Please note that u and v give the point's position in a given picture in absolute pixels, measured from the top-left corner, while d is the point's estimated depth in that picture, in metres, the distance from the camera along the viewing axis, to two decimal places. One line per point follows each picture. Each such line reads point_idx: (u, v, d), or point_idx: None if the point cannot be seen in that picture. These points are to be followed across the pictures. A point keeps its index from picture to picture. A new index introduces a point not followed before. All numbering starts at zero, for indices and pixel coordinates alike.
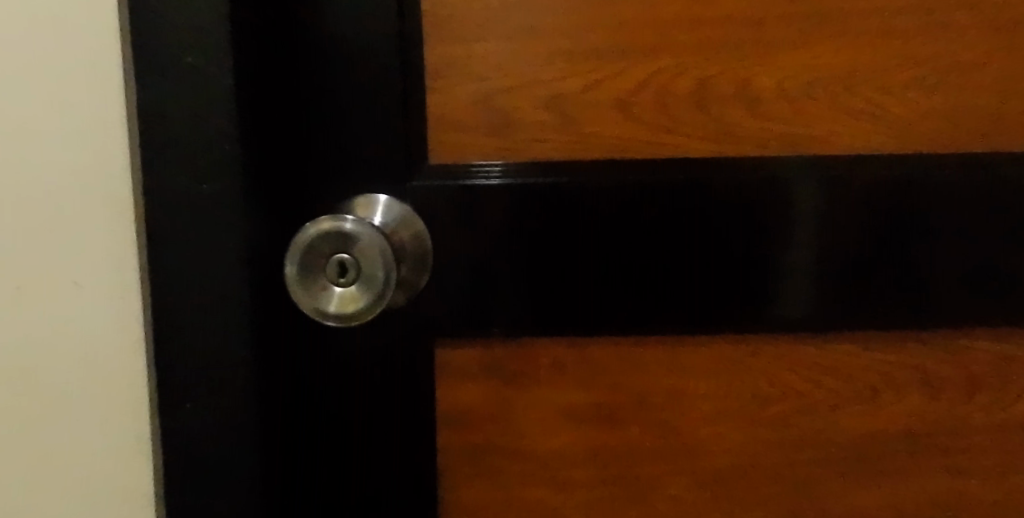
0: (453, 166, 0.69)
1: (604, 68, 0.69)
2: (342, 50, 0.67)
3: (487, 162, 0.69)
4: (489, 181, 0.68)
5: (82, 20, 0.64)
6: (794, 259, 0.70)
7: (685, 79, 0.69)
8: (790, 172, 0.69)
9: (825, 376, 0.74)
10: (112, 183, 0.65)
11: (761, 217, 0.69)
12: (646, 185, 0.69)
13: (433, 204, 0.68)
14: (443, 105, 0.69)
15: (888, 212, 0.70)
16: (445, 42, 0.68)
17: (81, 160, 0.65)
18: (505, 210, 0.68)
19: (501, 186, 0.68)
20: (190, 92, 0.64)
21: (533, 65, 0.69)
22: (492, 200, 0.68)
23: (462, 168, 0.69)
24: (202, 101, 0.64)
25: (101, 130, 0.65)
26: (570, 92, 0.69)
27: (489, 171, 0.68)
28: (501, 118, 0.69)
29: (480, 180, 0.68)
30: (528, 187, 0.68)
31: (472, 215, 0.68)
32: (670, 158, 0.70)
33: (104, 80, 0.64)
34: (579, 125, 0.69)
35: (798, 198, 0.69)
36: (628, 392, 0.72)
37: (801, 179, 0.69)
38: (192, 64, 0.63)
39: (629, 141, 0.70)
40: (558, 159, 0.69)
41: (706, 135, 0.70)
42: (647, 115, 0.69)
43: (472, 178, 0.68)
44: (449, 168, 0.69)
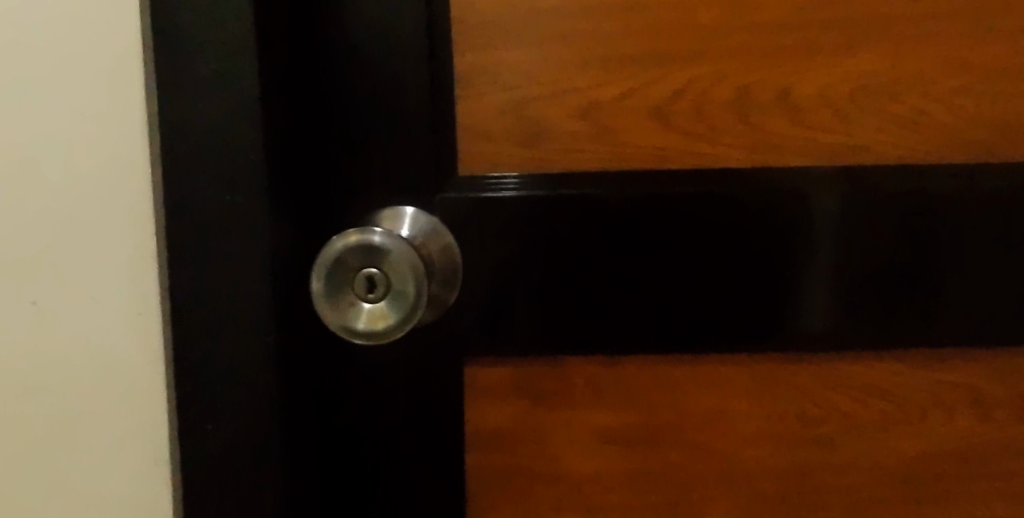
0: (480, 177, 0.66)
1: (641, 75, 0.66)
2: (369, 59, 0.65)
3: (501, 175, 0.66)
4: (503, 193, 0.65)
5: (104, 23, 0.61)
6: (816, 275, 0.67)
7: (724, 87, 0.67)
8: (809, 185, 0.66)
9: (872, 397, 0.70)
10: (132, 194, 0.62)
11: (797, 232, 0.66)
12: (671, 197, 0.66)
13: (461, 216, 0.65)
14: (473, 114, 0.66)
15: (923, 224, 0.67)
16: (475, 49, 0.66)
17: (99, 170, 0.62)
18: (535, 223, 0.66)
19: (515, 199, 0.65)
20: (213, 99, 0.61)
21: (567, 73, 0.66)
22: (507, 213, 0.65)
23: (491, 179, 0.66)
24: (226, 108, 0.61)
25: (119, 137, 0.62)
26: (605, 99, 0.67)
27: (504, 184, 0.66)
28: (533, 127, 0.66)
29: (493, 192, 0.65)
30: (545, 200, 0.65)
31: (507, 229, 0.66)
32: (709, 169, 0.67)
33: (123, 85, 0.61)
34: (614, 134, 0.67)
35: (816, 212, 0.66)
36: (666, 413, 0.69)
37: (819, 191, 0.66)
38: (216, 70, 0.61)
39: (666, 151, 0.67)
40: (592, 170, 0.67)
41: (746, 145, 0.67)
42: (685, 124, 0.67)
43: (487, 190, 0.66)
44: (475, 180, 0.66)
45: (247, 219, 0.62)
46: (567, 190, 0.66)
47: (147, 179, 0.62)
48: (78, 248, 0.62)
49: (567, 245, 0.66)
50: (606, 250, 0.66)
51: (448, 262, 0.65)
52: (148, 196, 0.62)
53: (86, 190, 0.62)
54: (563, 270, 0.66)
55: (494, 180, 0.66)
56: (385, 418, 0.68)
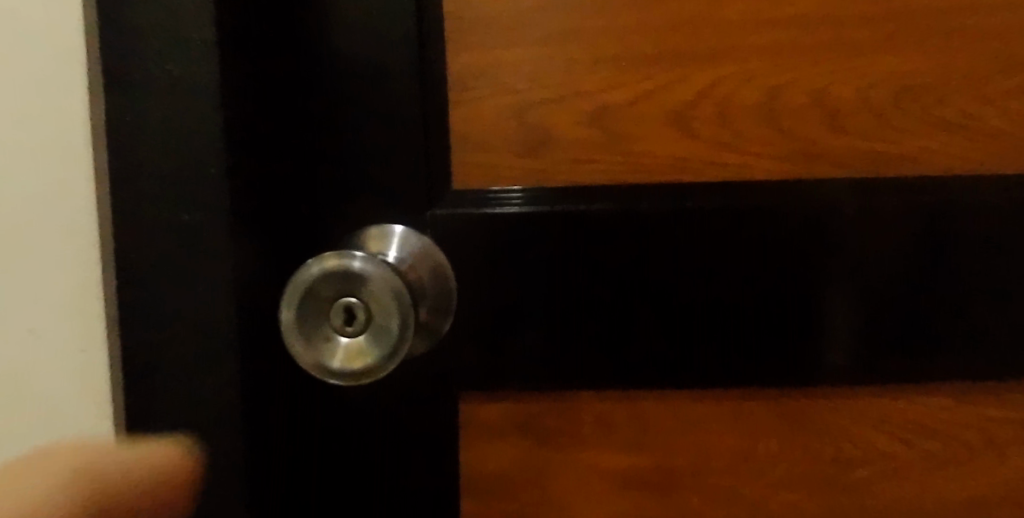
0: (481, 192, 0.59)
1: (656, 76, 0.59)
2: (349, 60, 0.58)
3: (505, 189, 0.59)
4: (506, 208, 0.58)
5: (40, 25, 0.55)
6: (834, 299, 0.59)
7: (752, 89, 0.59)
8: (832, 194, 0.59)
9: (916, 437, 0.62)
10: (73, 218, 0.56)
11: (828, 252, 0.59)
12: (683, 209, 0.58)
13: (456, 235, 0.58)
14: (468, 121, 0.59)
15: (970, 240, 0.59)
16: (469, 49, 0.59)
17: (35, 189, 0.56)
18: (535, 243, 0.58)
19: (518, 215, 0.58)
20: (168, 105, 0.55)
21: (573, 74, 0.59)
22: (511, 232, 0.58)
23: (489, 193, 0.59)
24: (181, 115, 0.55)
25: (57, 151, 0.56)
26: (616, 104, 0.59)
27: (508, 199, 0.59)
28: (537, 136, 0.59)
29: (496, 208, 0.58)
30: (551, 215, 0.58)
31: (507, 250, 0.58)
32: (734, 182, 0.59)
33: (62, 93, 0.55)
34: (627, 142, 0.59)
35: (844, 223, 0.59)
36: (685, 455, 0.62)
37: (846, 204, 0.58)
38: (173, 75, 0.55)
39: (687, 162, 0.59)
40: (603, 183, 0.59)
41: (778, 154, 0.60)
42: (708, 131, 0.59)
43: (489, 206, 0.59)
44: (473, 195, 0.59)
45: (211, 240, 0.56)
46: (576, 205, 0.58)
47: (90, 201, 0.56)
48: (15, 276, 0.56)
49: (576, 267, 0.59)
50: (618, 273, 0.59)
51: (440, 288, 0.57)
52: (93, 220, 0.56)
53: (26, 212, 0.56)
54: (570, 295, 0.59)
55: (495, 195, 0.59)
56: (369, 460, 0.60)
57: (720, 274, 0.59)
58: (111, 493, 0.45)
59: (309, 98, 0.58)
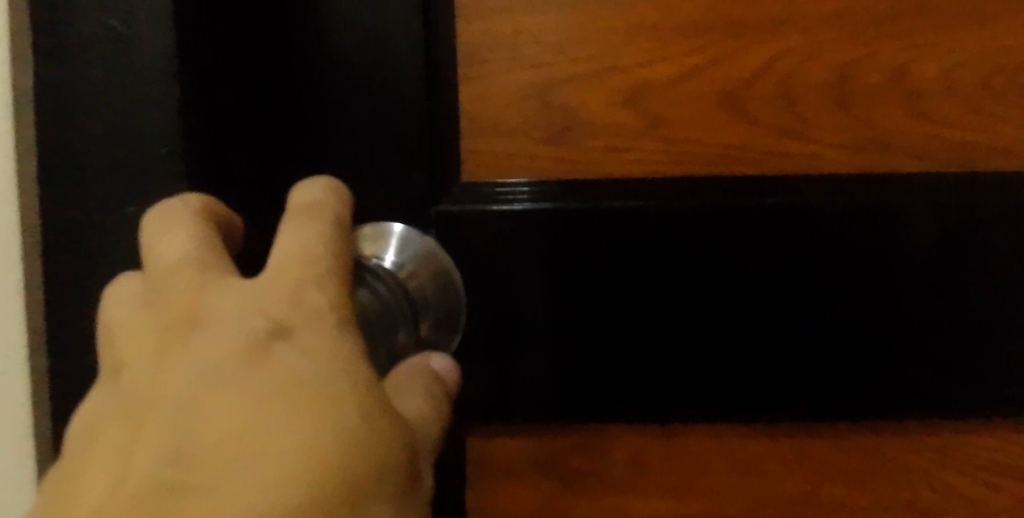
0: (490, 186, 0.50)
1: (705, 49, 0.50)
2: (335, 32, 0.47)
3: (518, 182, 0.50)
4: (517, 206, 0.49)
5: None
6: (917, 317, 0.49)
7: (818, 65, 0.50)
8: (911, 191, 0.49)
9: (1008, 481, 0.52)
10: None
11: (907, 259, 0.49)
12: (731, 208, 0.49)
13: (460, 236, 0.49)
14: (481, 100, 0.50)
15: None
16: (485, 15, 0.50)
17: None
18: (554, 247, 0.49)
19: (533, 213, 0.49)
20: (111, 72, 0.42)
21: (605, 46, 0.50)
22: (523, 233, 0.49)
23: (501, 187, 0.50)
24: (126, 82, 0.42)
25: None
26: (656, 82, 0.50)
27: (519, 194, 0.49)
28: (563, 118, 0.50)
29: (507, 205, 0.49)
30: (573, 214, 0.49)
31: (519, 256, 0.49)
32: (796, 176, 0.50)
33: None
34: (668, 127, 0.50)
35: (927, 225, 0.49)
36: (735, 502, 0.52)
37: (931, 204, 0.49)
38: (116, 29, 0.42)
39: (740, 151, 0.50)
40: (641, 175, 0.50)
41: (847, 142, 0.50)
42: (766, 116, 0.50)
43: (498, 202, 0.49)
44: (483, 189, 0.50)
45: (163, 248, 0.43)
46: (607, 203, 0.49)
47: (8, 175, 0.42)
48: None
49: (606, 277, 0.49)
50: (657, 285, 0.49)
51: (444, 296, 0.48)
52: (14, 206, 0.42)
53: None
54: (600, 310, 0.49)
55: (506, 189, 0.50)
56: None
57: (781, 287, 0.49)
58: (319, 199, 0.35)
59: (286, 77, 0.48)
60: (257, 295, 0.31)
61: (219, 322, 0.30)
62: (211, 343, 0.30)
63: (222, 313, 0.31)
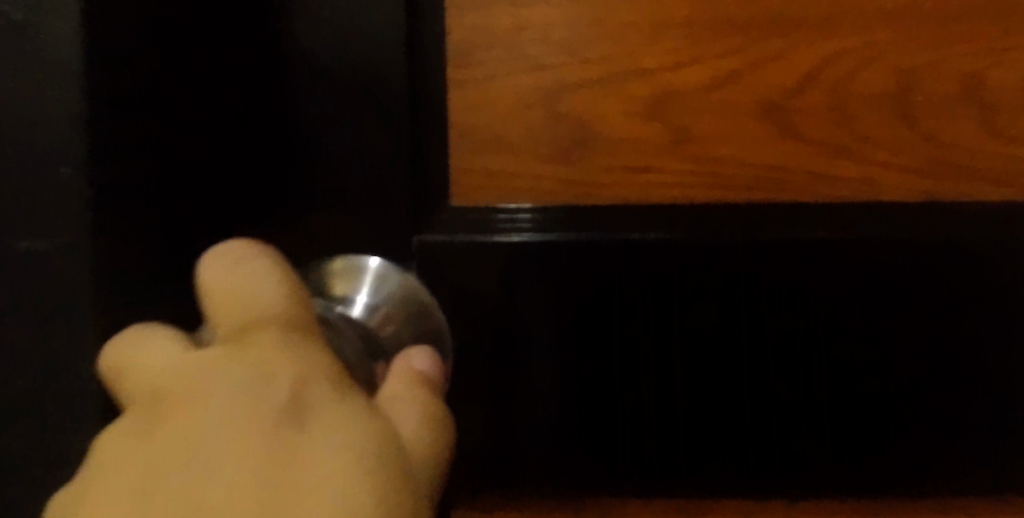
0: (488, 211, 0.42)
1: (745, 49, 0.41)
2: (313, 34, 0.40)
3: (520, 207, 0.41)
4: (520, 237, 0.41)
5: None
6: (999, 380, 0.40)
7: (880, 70, 0.41)
8: (991, 227, 0.41)
9: None
10: None
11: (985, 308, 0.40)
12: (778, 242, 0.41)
13: (451, 274, 0.41)
14: (473, 109, 0.41)
15: None
16: (480, 7, 0.41)
17: None
18: (564, 287, 0.41)
19: (539, 245, 0.41)
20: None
21: (624, 45, 0.41)
22: (527, 270, 0.41)
23: (501, 213, 0.42)
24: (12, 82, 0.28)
25: None
26: (685, 89, 0.41)
27: (522, 221, 0.41)
28: (571, 131, 0.41)
29: (509, 236, 0.41)
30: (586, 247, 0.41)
31: (523, 299, 0.41)
32: (851, 204, 0.41)
33: None
34: (699, 144, 0.41)
35: (1010, 266, 0.40)
36: None
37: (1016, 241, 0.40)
38: (10, 19, 0.28)
39: (783, 174, 0.41)
40: (665, 203, 0.41)
41: (912, 164, 0.41)
42: (817, 132, 0.41)
43: (499, 233, 0.41)
44: (479, 214, 0.42)
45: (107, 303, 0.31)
46: (627, 236, 0.41)
47: None
48: None
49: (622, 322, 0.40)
50: (683, 331, 0.40)
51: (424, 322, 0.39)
52: None
53: None
54: (615, 361, 0.41)
55: (507, 216, 0.41)
56: None
57: (835, 335, 0.40)
58: (249, 247, 0.24)
59: (259, 87, 0.39)
60: (223, 371, 0.22)
61: (183, 415, 0.21)
62: (176, 441, 0.21)
63: (185, 412, 0.21)
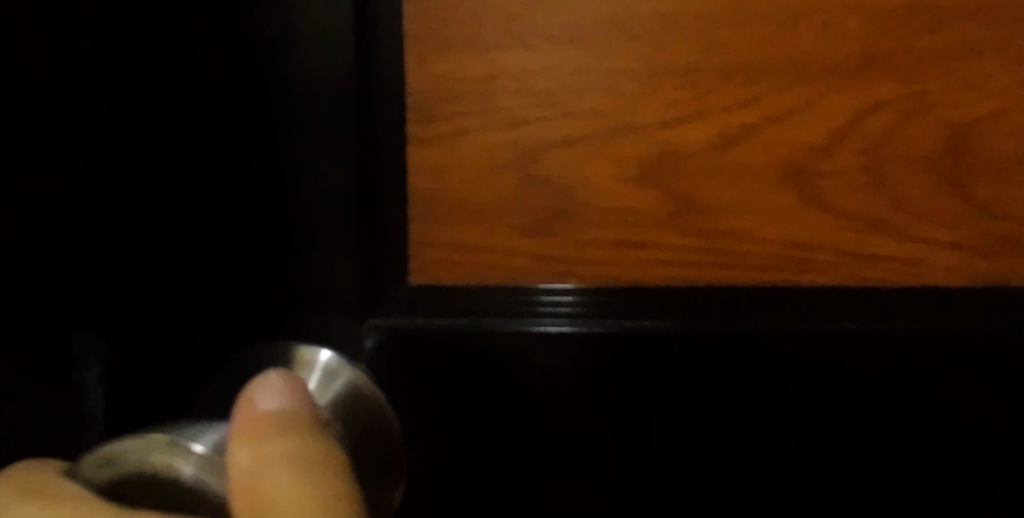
0: (527, 293, 0.35)
1: (759, 100, 0.34)
2: None
3: (564, 291, 0.35)
4: (557, 326, 0.35)
5: None
6: None
7: (927, 126, 0.34)
8: None
9: None
10: None
11: None
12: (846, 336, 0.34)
13: (453, 365, 0.35)
14: (438, 168, 0.35)
15: None
16: (450, 51, 0.35)
17: None
18: (602, 384, 0.35)
19: (576, 336, 0.35)
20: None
21: (616, 95, 0.35)
22: (561, 363, 0.35)
23: (543, 297, 0.35)
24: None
25: None
26: (687, 150, 0.35)
27: (563, 307, 0.35)
28: (554, 197, 0.35)
29: (544, 323, 0.35)
30: (635, 339, 0.34)
31: (548, 397, 0.35)
32: (881, 290, 0.34)
33: None
34: (703, 216, 0.35)
35: None
36: None
37: None
38: None
39: (806, 248, 0.35)
40: (677, 284, 0.35)
41: (964, 239, 0.34)
42: (845, 199, 0.34)
43: (534, 320, 0.35)
44: (516, 297, 0.35)
45: (48, 430, 0.31)
46: (685, 324, 0.34)
47: None
48: None
49: (600, 432, 0.35)
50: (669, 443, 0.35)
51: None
52: None
53: None
54: (584, 479, 0.35)
55: (546, 302, 0.35)
56: None
57: (844, 452, 0.34)
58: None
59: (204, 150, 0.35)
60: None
61: None
62: None
63: None
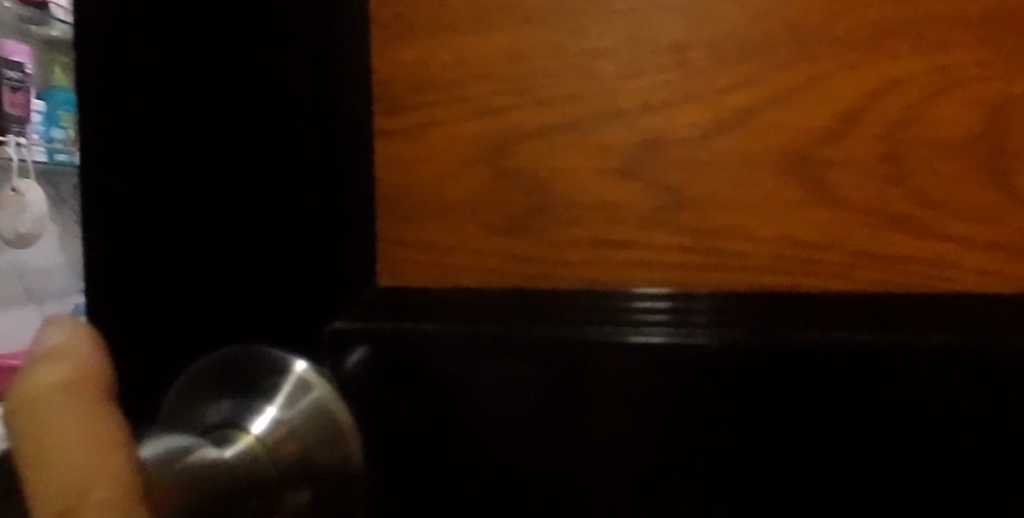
0: (620, 298, 0.31)
1: (757, 80, 0.30)
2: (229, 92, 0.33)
3: (660, 296, 0.31)
4: (653, 336, 0.30)
5: None
6: None
7: (952, 107, 0.29)
8: None
9: None
10: None
11: None
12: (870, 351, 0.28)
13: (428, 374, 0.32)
14: (403, 161, 0.33)
15: None
16: (413, 39, 0.33)
17: None
18: (704, 400, 0.30)
19: (673, 346, 0.30)
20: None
21: (593, 78, 0.31)
22: (654, 377, 0.30)
23: (638, 303, 0.31)
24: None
25: None
26: (674, 137, 0.31)
27: (658, 314, 0.30)
28: (524, 189, 0.32)
29: (637, 332, 0.30)
30: (748, 348, 0.29)
31: (645, 413, 0.30)
32: (897, 296, 0.30)
33: None
34: (697, 211, 0.31)
35: None
36: None
37: None
38: None
39: (810, 246, 0.30)
40: (766, 288, 0.30)
41: (995, 237, 0.29)
42: (854, 190, 0.30)
43: (627, 329, 0.30)
44: (609, 303, 0.31)
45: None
46: (807, 332, 0.29)
47: None
48: None
49: (565, 455, 0.31)
50: (700, 474, 0.30)
51: (210, 458, 0.28)
52: None
53: None
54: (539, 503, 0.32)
55: (641, 309, 0.31)
56: None
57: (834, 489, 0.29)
58: None
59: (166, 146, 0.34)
60: None
61: None
62: None
63: None
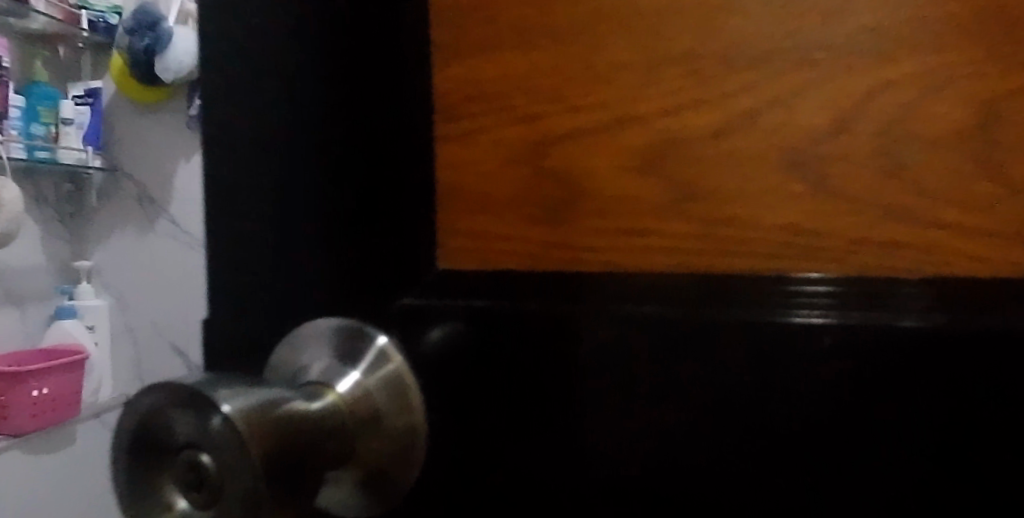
0: (783, 285, 0.33)
1: (758, 85, 0.34)
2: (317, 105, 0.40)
3: (818, 284, 0.33)
4: (818, 319, 0.32)
5: None
6: None
7: (945, 102, 0.32)
8: None
9: None
10: None
11: None
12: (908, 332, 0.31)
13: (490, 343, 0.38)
14: (461, 161, 0.39)
15: None
16: (468, 58, 0.39)
17: None
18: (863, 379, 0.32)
19: (837, 328, 0.32)
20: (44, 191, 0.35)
21: (617, 86, 0.36)
22: (822, 357, 0.32)
23: (801, 289, 0.33)
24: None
25: None
26: (684, 136, 0.35)
27: (817, 301, 0.33)
28: (559, 183, 0.37)
29: (802, 314, 0.32)
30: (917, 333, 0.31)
31: (805, 390, 0.32)
32: (895, 278, 0.32)
33: None
34: (708, 202, 0.35)
35: None
36: None
37: None
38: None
39: (811, 233, 0.33)
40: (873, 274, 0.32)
41: (988, 223, 0.31)
42: (852, 180, 0.33)
43: (794, 313, 0.33)
44: (773, 288, 0.33)
45: None
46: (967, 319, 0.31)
47: None
48: None
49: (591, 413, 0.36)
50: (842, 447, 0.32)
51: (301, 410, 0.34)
52: None
53: None
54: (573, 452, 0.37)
55: (805, 294, 0.33)
56: None
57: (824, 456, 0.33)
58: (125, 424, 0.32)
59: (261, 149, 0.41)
60: None
61: None
62: None
63: None
